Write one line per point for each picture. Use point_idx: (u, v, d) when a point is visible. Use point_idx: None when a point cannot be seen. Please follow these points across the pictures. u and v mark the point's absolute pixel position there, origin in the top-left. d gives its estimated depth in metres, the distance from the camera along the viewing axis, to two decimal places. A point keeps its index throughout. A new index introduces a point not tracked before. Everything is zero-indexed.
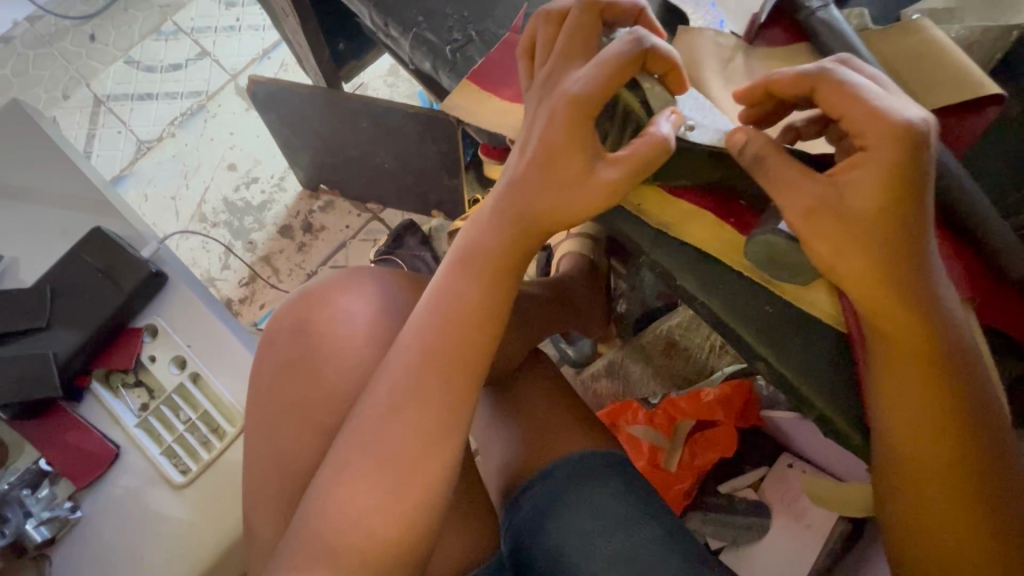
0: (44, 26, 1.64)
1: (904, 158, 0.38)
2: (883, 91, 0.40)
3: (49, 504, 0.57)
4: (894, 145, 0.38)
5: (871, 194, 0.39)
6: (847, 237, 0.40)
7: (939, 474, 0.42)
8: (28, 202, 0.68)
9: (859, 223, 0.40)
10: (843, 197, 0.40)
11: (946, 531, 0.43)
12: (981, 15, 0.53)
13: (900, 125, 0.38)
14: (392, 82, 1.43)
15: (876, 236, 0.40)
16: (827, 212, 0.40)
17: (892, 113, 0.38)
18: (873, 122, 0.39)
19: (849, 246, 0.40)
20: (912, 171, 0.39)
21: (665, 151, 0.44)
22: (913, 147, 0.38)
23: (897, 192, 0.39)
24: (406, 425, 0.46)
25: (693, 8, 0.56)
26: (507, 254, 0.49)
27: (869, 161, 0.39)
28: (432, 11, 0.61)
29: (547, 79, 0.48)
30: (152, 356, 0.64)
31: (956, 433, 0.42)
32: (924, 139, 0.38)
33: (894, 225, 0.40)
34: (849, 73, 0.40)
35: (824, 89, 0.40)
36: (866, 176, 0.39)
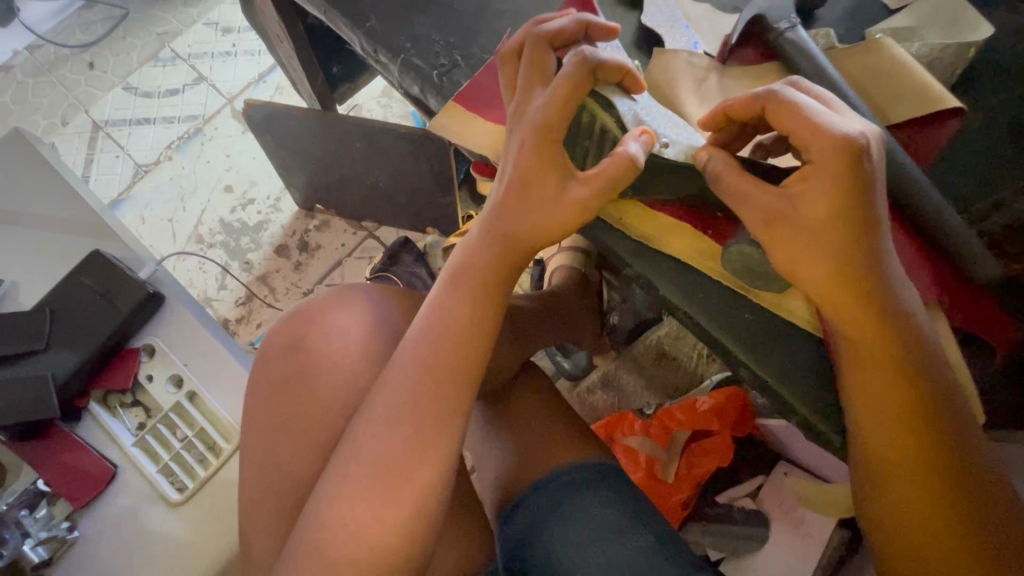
0: (44, 55, 1.68)
1: (847, 171, 0.41)
2: (827, 110, 0.43)
3: (47, 524, 0.57)
4: (836, 158, 0.41)
5: (821, 206, 0.42)
6: (805, 247, 0.42)
7: (912, 473, 0.44)
8: (28, 227, 0.70)
9: (812, 234, 0.42)
10: (797, 210, 0.42)
11: (923, 528, 0.44)
12: (942, 32, 0.56)
13: (840, 139, 0.41)
14: (386, 102, 1.46)
15: (835, 245, 0.42)
16: (784, 224, 0.43)
17: (833, 128, 0.41)
18: (816, 138, 0.41)
19: (806, 256, 0.42)
20: (862, 182, 0.41)
21: (633, 166, 0.46)
22: (851, 160, 0.40)
23: (843, 204, 0.41)
24: (400, 438, 0.47)
25: (668, 32, 0.58)
26: (492, 271, 0.51)
27: (815, 175, 0.42)
28: (420, 37, 0.64)
29: (517, 107, 0.51)
30: (149, 376, 0.65)
31: (925, 433, 0.43)
32: (863, 150, 0.41)
33: (851, 234, 0.42)
34: (795, 93, 0.43)
35: (772, 109, 0.43)
36: (813, 191, 0.42)
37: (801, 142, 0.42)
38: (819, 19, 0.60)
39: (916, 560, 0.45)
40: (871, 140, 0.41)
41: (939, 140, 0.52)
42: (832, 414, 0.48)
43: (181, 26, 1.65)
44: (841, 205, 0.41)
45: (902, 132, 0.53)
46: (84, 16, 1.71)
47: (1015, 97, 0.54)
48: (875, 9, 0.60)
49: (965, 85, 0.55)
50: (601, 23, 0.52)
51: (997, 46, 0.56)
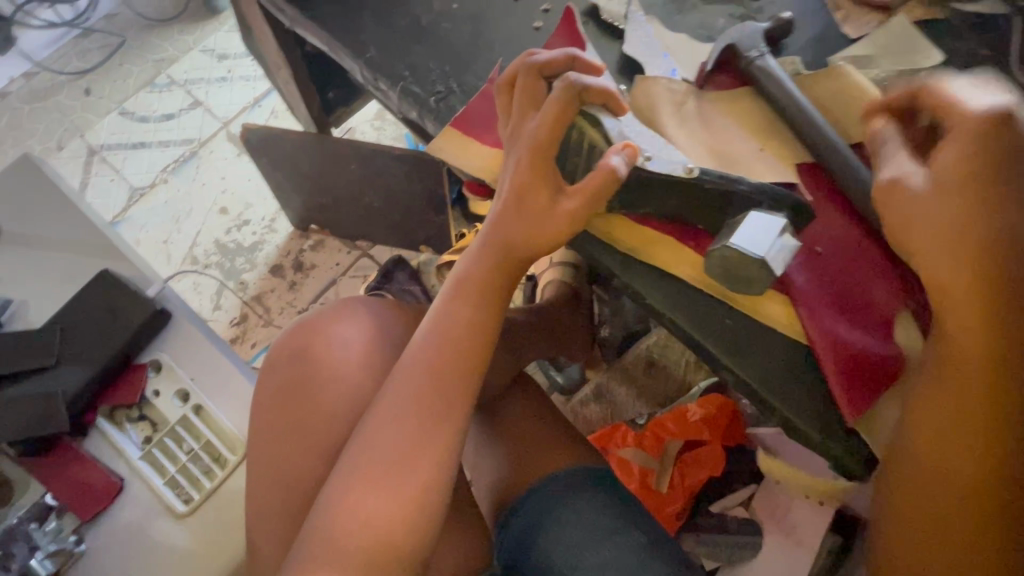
0: (40, 81, 1.71)
1: (978, 145, 0.42)
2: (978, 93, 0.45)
3: (56, 537, 0.58)
4: (970, 128, 0.43)
5: (952, 180, 0.43)
6: (954, 219, 0.43)
7: (951, 469, 0.45)
8: (35, 248, 0.72)
9: (934, 199, 0.44)
10: (930, 178, 0.44)
11: (932, 513, 0.46)
12: (897, 60, 0.61)
13: (980, 113, 0.43)
14: (379, 125, 1.51)
15: (957, 234, 0.43)
16: (907, 189, 0.45)
17: (968, 107, 0.44)
18: (955, 112, 0.44)
19: (951, 229, 0.43)
20: (987, 164, 0.42)
21: (615, 177, 0.50)
22: (987, 131, 0.42)
23: (969, 173, 0.43)
24: (405, 437, 0.49)
25: (648, 60, 0.63)
26: (491, 279, 0.54)
27: (956, 142, 0.43)
28: (417, 66, 0.68)
29: (512, 129, 0.56)
30: (156, 390, 0.67)
31: (994, 445, 0.43)
32: (1008, 121, 0.42)
33: (976, 225, 0.42)
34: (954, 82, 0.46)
35: (934, 89, 0.46)
36: (948, 158, 0.43)
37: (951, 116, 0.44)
38: (786, 47, 0.65)
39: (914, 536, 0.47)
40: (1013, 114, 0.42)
41: None
42: (812, 408, 0.51)
43: (178, 53, 1.70)
44: (969, 180, 0.43)
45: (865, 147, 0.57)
46: (81, 44, 1.75)
47: None
48: (837, 38, 0.65)
49: None
50: (587, 57, 0.55)
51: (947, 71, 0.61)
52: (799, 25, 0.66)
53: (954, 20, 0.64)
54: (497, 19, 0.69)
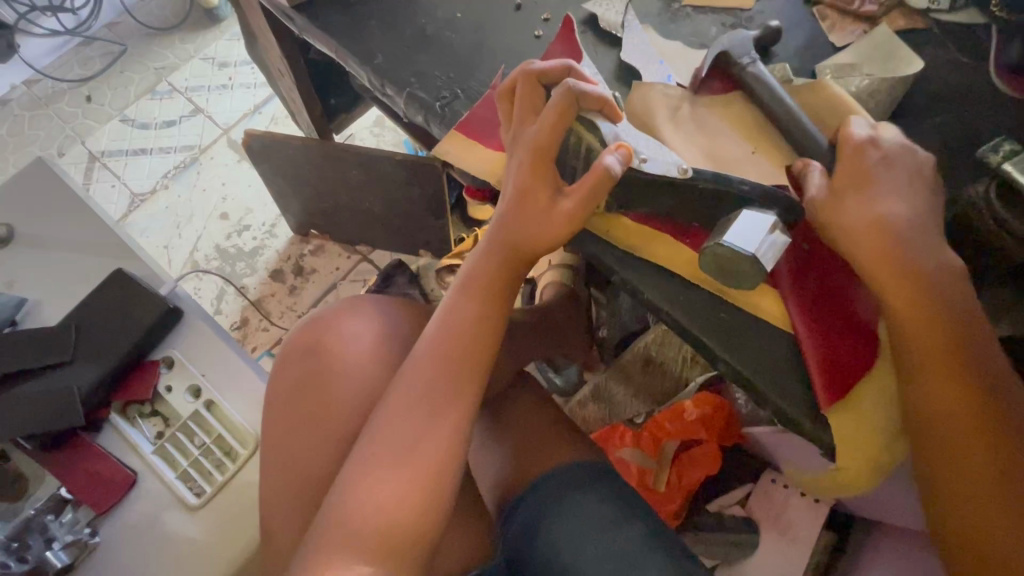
0: (41, 89, 1.73)
1: (862, 163, 0.52)
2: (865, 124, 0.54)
3: (72, 528, 0.60)
4: (849, 154, 0.52)
5: (852, 191, 0.52)
6: (868, 226, 0.50)
7: (964, 443, 0.48)
8: (49, 249, 0.74)
9: (846, 215, 0.51)
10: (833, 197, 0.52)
11: (972, 493, 0.48)
12: (882, 67, 0.64)
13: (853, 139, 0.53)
14: (378, 132, 1.54)
15: (877, 237, 0.50)
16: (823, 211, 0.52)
17: (853, 134, 0.53)
18: (846, 138, 0.53)
19: (869, 235, 0.50)
20: (871, 176, 0.52)
21: (611, 177, 0.52)
22: (858, 153, 0.52)
23: (857, 186, 0.52)
24: (416, 426, 0.52)
25: (644, 67, 0.66)
26: (496, 277, 0.57)
27: (842, 166, 0.52)
28: (423, 73, 0.71)
29: (514, 134, 0.58)
30: (168, 386, 0.69)
31: (976, 408, 0.48)
32: (873, 142, 0.53)
33: (886, 227, 0.50)
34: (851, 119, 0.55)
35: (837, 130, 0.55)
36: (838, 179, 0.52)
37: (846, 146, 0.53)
38: (775, 55, 0.68)
39: (969, 527, 0.48)
40: (879, 134, 0.53)
41: None
42: (805, 400, 0.53)
43: (179, 61, 1.72)
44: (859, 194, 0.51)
45: None
46: (82, 52, 1.78)
47: (945, 121, 0.62)
48: (824, 46, 0.68)
49: (902, 112, 0.63)
50: (583, 69, 0.58)
51: (927, 78, 0.64)
52: (786, 35, 0.69)
53: (934, 30, 0.67)
54: (499, 27, 0.72)
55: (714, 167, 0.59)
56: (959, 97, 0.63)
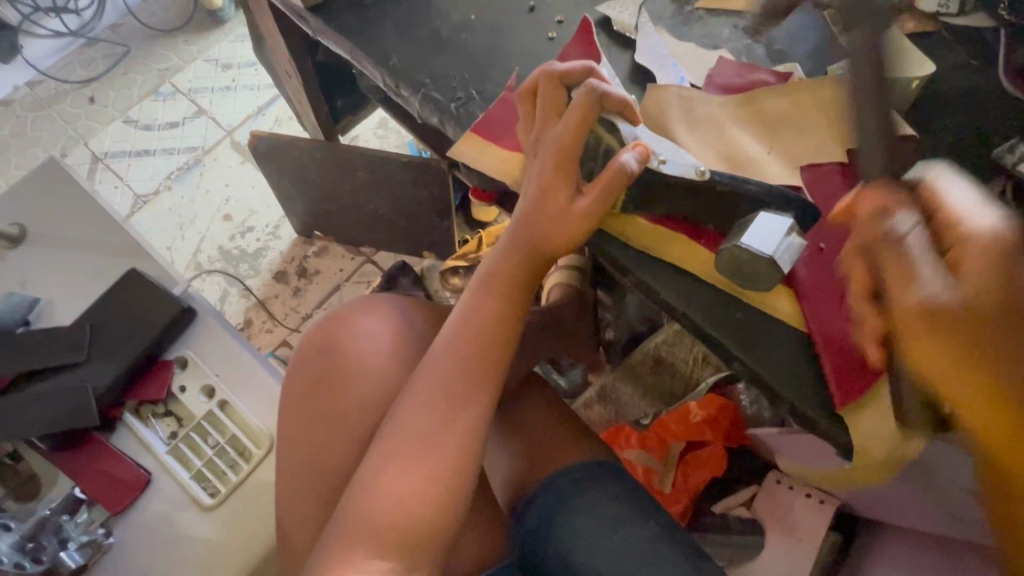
0: (43, 90, 1.73)
1: (991, 255, 0.40)
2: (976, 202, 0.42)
3: (87, 528, 0.61)
4: (986, 253, 0.40)
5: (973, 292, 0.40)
6: (969, 346, 0.39)
7: None
8: (64, 250, 0.75)
9: (987, 338, 0.39)
10: (963, 308, 0.40)
11: None
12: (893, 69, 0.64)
13: (996, 237, 0.40)
14: (382, 133, 1.54)
15: (982, 354, 0.39)
16: (943, 320, 0.40)
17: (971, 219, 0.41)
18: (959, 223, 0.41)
19: (968, 356, 0.39)
20: (996, 275, 0.39)
21: (626, 174, 0.53)
22: (1002, 261, 0.39)
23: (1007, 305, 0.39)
24: (436, 421, 0.52)
25: (658, 69, 0.66)
26: (517, 275, 0.57)
27: (975, 271, 0.40)
28: (437, 74, 0.71)
29: (536, 136, 0.59)
30: (182, 386, 0.69)
31: None
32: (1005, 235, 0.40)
33: (1000, 343, 0.39)
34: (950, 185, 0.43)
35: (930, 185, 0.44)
36: (972, 288, 0.40)
37: (952, 229, 0.41)
38: (787, 57, 0.68)
39: None
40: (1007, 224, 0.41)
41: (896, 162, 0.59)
42: (823, 398, 0.54)
43: (182, 63, 1.72)
44: (1006, 311, 0.39)
45: None
46: (85, 54, 1.78)
47: (957, 123, 0.62)
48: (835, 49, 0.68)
49: (914, 114, 0.64)
50: (602, 72, 0.59)
51: (938, 81, 0.65)
52: (798, 38, 0.69)
53: (944, 33, 0.68)
54: (513, 30, 0.72)
55: (729, 167, 0.60)
56: (969, 101, 0.64)
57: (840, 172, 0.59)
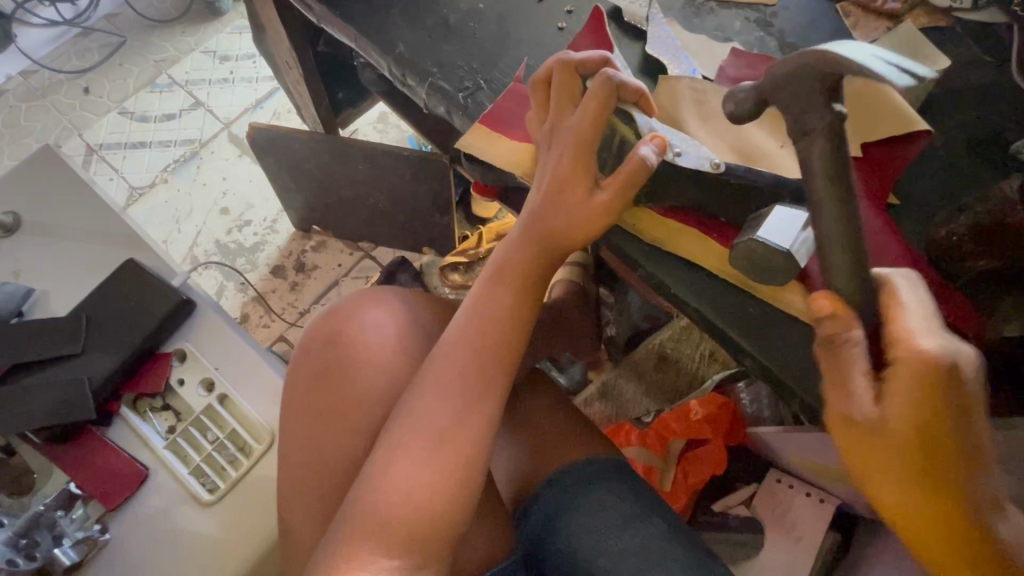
0: (37, 80, 1.70)
1: (926, 383, 0.40)
2: (926, 324, 0.43)
3: (82, 524, 0.59)
4: (921, 377, 0.40)
5: (901, 410, 0.41)
6: (882, 454, 0.42)
7: None
8: (62, 240, 0.73)
9: (905, 448, 0.41)
10: (883, 423, 0.42)
11: None
12: (907, 62, 0.64)
13: (931, 363, 0.40)
14: (382, 128, 1.52)
15: (896, 461, 0.42)
16: (866, 432, 0.42)
17: (917, 341, 0.41)
18: (903, 341, 0.42)
19: (883, 463, 0.42)
20: (931, 397, 0.40)
21: (645, 167, 0.52)
22: (933, 386, 0.40)
23: (929, 428, 0.40)
24: (450, 412, 0.51)
25: (669, 61, 0.65)
26: (531, 267, 0.56)
27: (901, 393, 0.41)
28: (444, 63, 0.70)
29: (551, 125, 0.58)
30: (180, 379, 0.68)
31: None
32: (950, 364, 0.40)
33: (915, 454, 0.41)
34: (904, 297, 0.44)
35: (884, 302, 0.45)
36: (898, 407, 0.41)
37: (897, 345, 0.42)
38: (800, 50, 0.68)
39: None
40: (955, 351, 0.41)
41: (910, 158, 0.58)
42: None
43: (180, 54, 1.70)
44: (928, 431, 0.40)
45: (882, 148, 0.58)
46: (80, 43, 1.74)
47: (971, 119, 0.62)
48: (848, 43, 0.68)
49: (928, 109, 0.63)
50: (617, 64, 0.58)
51: (951, 76, 0.64)
52: (810, 31, 0.69)
53: (957, 29, 0.67)
54: (521, 19, 0.71)
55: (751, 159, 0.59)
56: (983, 98, 0.63)
57: (852, 166, 0.58)
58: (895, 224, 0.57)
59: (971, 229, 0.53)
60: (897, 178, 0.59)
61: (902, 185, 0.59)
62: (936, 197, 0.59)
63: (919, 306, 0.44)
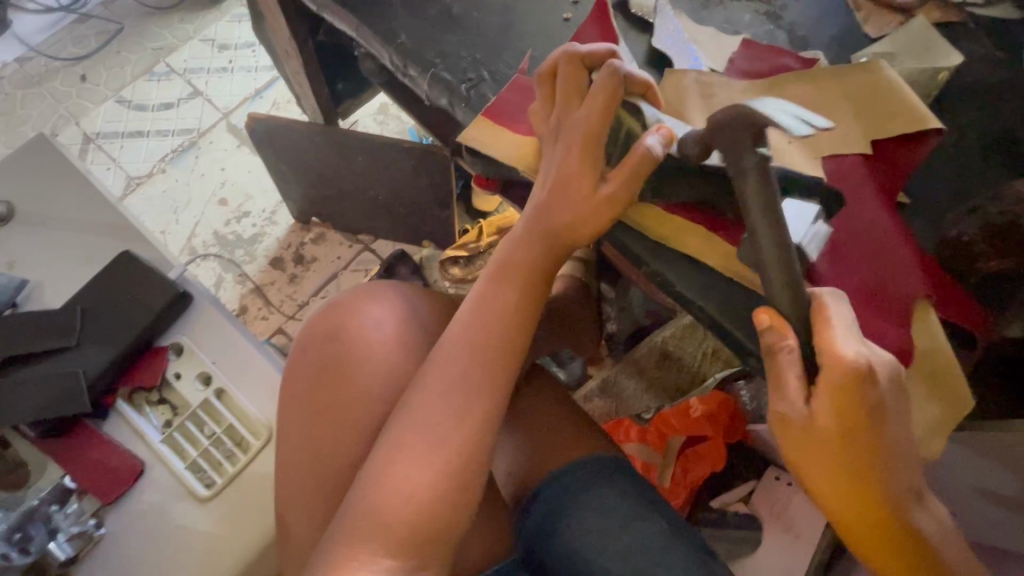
0: (33, 67, 1.67)
1: (849, 385, 0.42)
2: (853, 332, 0.44)
3: (77, 519, 0.59)
4: (843, 377, 0.42)
5: (827, 409, 0.42)
6: (811, 447, 0.44)
7: None
8: (57, 230, 0.72)
9: (830, 441, 0.43)
10: (812, 421, 0.43)
11: None
12: (918, 58, 0.63)
13: (849, 366, 0.42)
14: (382, 119, 1.50)
15: (828, 454, 0.43)
16: (797, 428, 0.44)
17: (841, 351, 0.42)
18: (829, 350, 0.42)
19: (812, 455, 0.44)
20: (852, 397, 0.42)
21: (651, 159, 0.51)
22: (852, 385, 0.42)
23: (850, 421, 0.42)
24: (453, 409, 0.50)
25: (676, 54, 0.64)
26: (536, 263, 0.55)
27: (825, 391, 0.42)
28: (447, 53, 0.68)
29: (557, 119, 0.57)
30: (177, 373, 0.67)
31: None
32: (868, 369, 0.42)
33: (842, 446, 0.43)
34: (834, 307, 0.45)
35: (813, 314, 0.45)
36: (823, 404, 0.43)
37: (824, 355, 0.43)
38: (809, 44, 0.66)
39: None
40: (869, 356, 0.42)
41: (921, 155, 0.57)
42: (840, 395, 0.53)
43: (178, 42, 1.67)
44: (848, 424, 0.42)
45: (891, 145, 0.57)
46: (77, 30, 1.72)
47: (981, 116, 0.61)
48: (858, 37, 0.66)
49: (939, 105, 0.62)
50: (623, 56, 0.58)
51: (964, 72, 0.63)
52: (821, 25, 0.67)
53: (971, 24, 0.65)
54: (527, 10, 0.69)
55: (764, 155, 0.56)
56: (996, 96, 0.62)
57: (862, 163, 0.57)
58: (905, 223, 0.56)
59: (984, 231, 0.52)
60: (907, 178, 0.58)
61: (912, 184, 0.58)
62: (945, 197, 0.57)
63: (848, 316, 0.45)
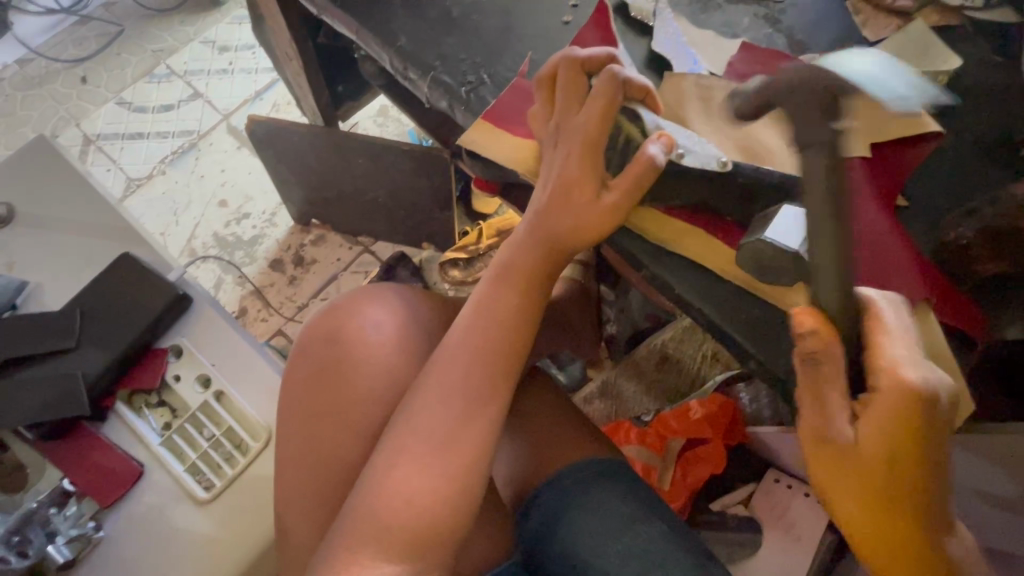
0: (34, 68, 1.68)
1: (906, 416, 0.40)
2: (913, 355, 0.42)
3: (76, 522, 0.59)
4: (897, 405, 0.40)
5: (876, 437, 0.42)
6: (848, 470, 0.43)
7: None
8: (57, 232, 0.72)
9: (872, 468, 0.42)
10: (856, 444, 0.42)
11: None
12: (918, 62, 0.63)
13: (908, 394, 0.40)
14: (382, 121, 1.51)
15: (867, 478, 0.42)
16: (838, 450, 0.43)
17: (902, 375, 0.41)
18: (886, 371, 0.41)
19: (848, 478, 0.43)
20: (908, 428, 0.40)
21: (654, 167, 0.52)
22: (908, 416, 0.40)
23: (899, 452, 0.41)
24: (454, 414, 0.50)
25: (675, 57, 0.64)
26: (536, 267, 0.55)
27: (875, 417, 0.41)
28: (447, 56, 0.69)
29: (557, 123, 0.57)
30: (176, 375, 0.67)
31: None
32: (930, 401, 0.40)
33: (886, 473, 0.42)
34: (890, 323, 0.43)
35: (869, 325, 0.44)
36: (872, 431, 0.42)
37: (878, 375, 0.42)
38: (808, 47, 0.67)
39: None
40: (934, 384, 0.40)
41: (920, 159, 0.57)
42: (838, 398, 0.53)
43: (179, 44, 1.67)
44: (896, 453, 0.41)
45: (890, 149, 0.58)
46: (78, 32, 1.72)
47: (980, 119, 0.61)
48: (856, 41, 0.67)
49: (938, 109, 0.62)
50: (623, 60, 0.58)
51: (962, 75, 0.63)
52: (820, 29, 0.67)
53: (969, 27, 0.66)
54: (526, 12, 0.70)
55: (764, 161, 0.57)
56: (996, 100, 0.62)
57: (861, 166, 0.57)
58: (903, 227, 0.56)
59: (980, 232, 0.52)
60: (906, 181, 0.58)
61: (912, 188, 0.58)
62: (943, 199, 0.58)
63: (907, 335, 0.43)
